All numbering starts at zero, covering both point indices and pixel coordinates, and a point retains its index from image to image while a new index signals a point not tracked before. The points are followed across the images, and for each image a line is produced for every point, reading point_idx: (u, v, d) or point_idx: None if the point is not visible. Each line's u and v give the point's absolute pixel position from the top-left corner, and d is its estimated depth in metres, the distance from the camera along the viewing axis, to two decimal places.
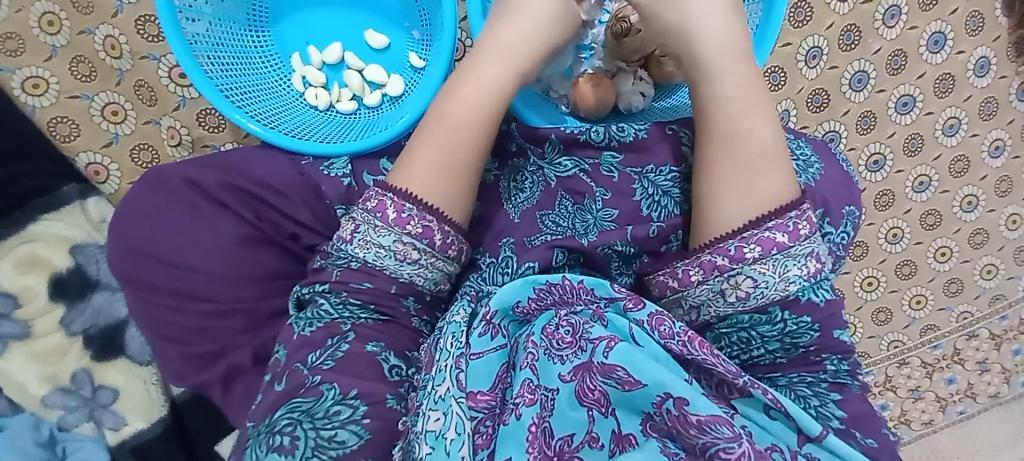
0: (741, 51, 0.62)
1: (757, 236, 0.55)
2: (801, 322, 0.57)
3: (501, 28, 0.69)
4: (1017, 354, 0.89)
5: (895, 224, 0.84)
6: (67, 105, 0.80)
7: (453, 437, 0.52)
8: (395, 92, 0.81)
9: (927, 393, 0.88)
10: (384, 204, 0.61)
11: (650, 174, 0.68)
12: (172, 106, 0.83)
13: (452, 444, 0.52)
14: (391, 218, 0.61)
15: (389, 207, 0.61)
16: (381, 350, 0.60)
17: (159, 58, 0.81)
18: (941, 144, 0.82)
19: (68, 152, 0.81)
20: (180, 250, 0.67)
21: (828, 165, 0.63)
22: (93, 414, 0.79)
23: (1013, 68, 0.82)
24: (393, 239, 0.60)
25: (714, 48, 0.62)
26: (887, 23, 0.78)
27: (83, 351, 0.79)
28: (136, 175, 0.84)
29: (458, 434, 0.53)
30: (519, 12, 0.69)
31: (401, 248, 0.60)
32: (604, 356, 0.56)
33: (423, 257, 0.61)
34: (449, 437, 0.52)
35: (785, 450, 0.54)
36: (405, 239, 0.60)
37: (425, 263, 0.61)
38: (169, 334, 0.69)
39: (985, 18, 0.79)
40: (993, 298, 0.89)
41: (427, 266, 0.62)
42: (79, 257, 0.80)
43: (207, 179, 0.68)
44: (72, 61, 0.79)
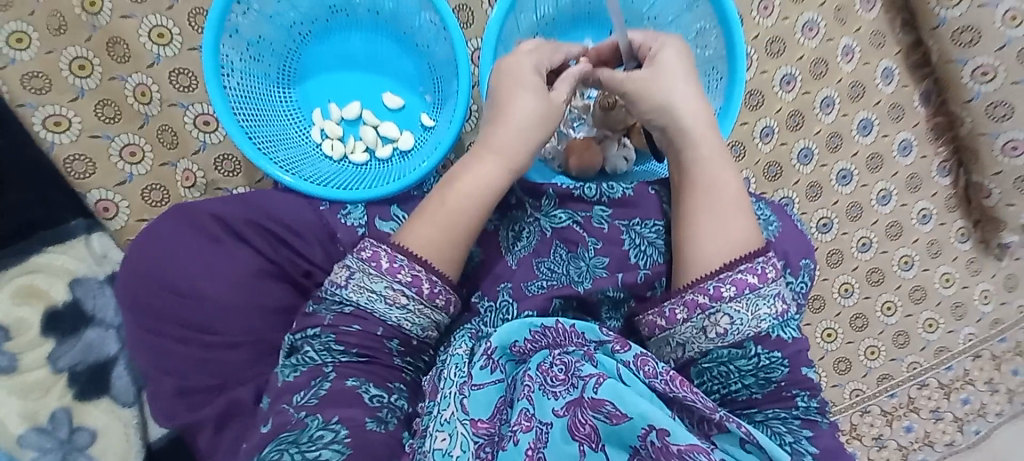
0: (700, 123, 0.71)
1: (731, 277, 0.63)
2: (773, 357, 0.62)
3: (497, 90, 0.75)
4: (966, 403, 0.96)
5: (846, 280, 0.93)
6: (86, 143, 0.84)
7: (458, 454, 0.57)
8: (406, 147, 0.88)
9: (890, 442, 0.94)
10: (378, 254, 0.65)
11: (637, 225, 0.75)
12: (192, 150, 0.87)
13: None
14: (384, 267, 0.65)
15: (384, 257, 0.65)
16: (359, 385, 0.63)
17: (187, 106, 0.86)
18: (877, 211, 0.93)
19: (79, 187, 0.84)
20: (195, 282, 0.69)
21: (784, 222, 0.71)
22: (67, 457, 0.78)
23: (933, 149, 0.93)
24: (385, 285, 0.64)
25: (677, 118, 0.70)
26: (824, 110, 0.91)
27: (65, 390, 0.79)
28: (145, 214, 0.86)
29: (463, 452, 0.58)
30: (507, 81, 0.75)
31: (391, 294, 0.64)
32: (593, 391, 0.60)
33: (412, 303, 0.65)
34: (455, 455, 0.57)
35: None
36: (395, 286, 0.65)
37: (413, 308, 0.65)
38: (169, 367, 0.69)
39: (905, 109, 0.92)
40: (938, 351, 0.97)
41: (414, 312, 0.65)
42: (77, 290, 0.82)
43: (229, 216, 0.73)
44: (98, 103, 0.84)
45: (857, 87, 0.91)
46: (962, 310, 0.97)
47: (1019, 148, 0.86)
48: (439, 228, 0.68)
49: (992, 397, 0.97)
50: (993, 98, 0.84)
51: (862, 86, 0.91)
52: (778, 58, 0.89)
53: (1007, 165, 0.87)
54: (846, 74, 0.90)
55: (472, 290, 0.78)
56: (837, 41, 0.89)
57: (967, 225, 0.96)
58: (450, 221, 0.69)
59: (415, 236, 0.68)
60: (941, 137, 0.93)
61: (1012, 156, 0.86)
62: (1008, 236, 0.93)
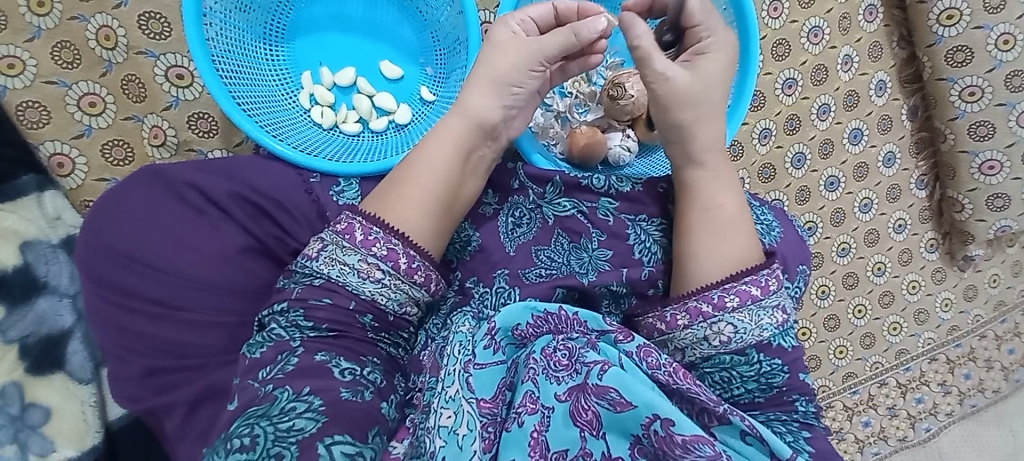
0: (711, 125, 0.70)
1: (736, 288, 0.65)
2: (774, 364, 0.66)
3: (501, 64, 0.68)
4: (920, 402, 1.04)
5: (823, 282, 0.97)
6: (41, 90, 0.75)
7: (465, 432, 0.57)
8: (403, 121, 0.83)
9: (848, 435, 1.01)
10: (353, 226, 0.61)
11: (642, 222, 0.75)
12: (161, 105, 0.79)
13: (465, 439, 0.57)
14: (358, 239, 0.61)
15: (357, 229, 0.61)
16: (330, 359, 0.60)
17: (157, 56, 0.78)
18: (858, 218, 0.97)
19: (32, 139, 0.76)
20: (169, 255, 0.64)
21: (786, 229, 0.74)
22: (18, 436, 0.71)
23: (914, 163, 0.98)
24: (359, 258, 0.60)
25: (689, 116, 0.70)
26: (820, 117, 0.92)
27: (15, 363, 0.72)
28: (104, 173, 0.78)
29: (469, 430, 0.57)
30: (517, 51, 0.68)
31: (365, 267, 0.60)
32: (598, 378, 0.58)
33: (388, 277, 0.61)
34: (461, 433, 0.57)
35: None
36: (370, 259, 0.60)
37: (389, 283, 0.61)
38: (137, 346, 0.64)
39: (893, 121, 0.95)
40: (899, 352, 1.04)
41: (390, 287, 0.61)
42: (28, 255, 0.75)
43: (211, 186, 0.67)
44: (56, 46, 0.75)
45: (852, 97, 0.92)
46: (924, 316, 1.04)
47: (994, 168, 0.92)
48: (430, 215, 0.64)
49: (944, 397, 1.05)
50: (976, 118, 0.89)
51: (857, 96, 0.93)
52: (782, 61, 0.89)
53: (981, 183, 0.93)
54: (843, 83, 0.92)
55: (466, 276, 0.74)
56: (839, 50, 0.90)
57: (937, 236, 1.02)
58: (450, 205, 0.66)
59: (401, 217, 0.63)
60: (922, 151, 0.97)
61: (987, 175, 0.92)
62: (972, 249, 1.00)
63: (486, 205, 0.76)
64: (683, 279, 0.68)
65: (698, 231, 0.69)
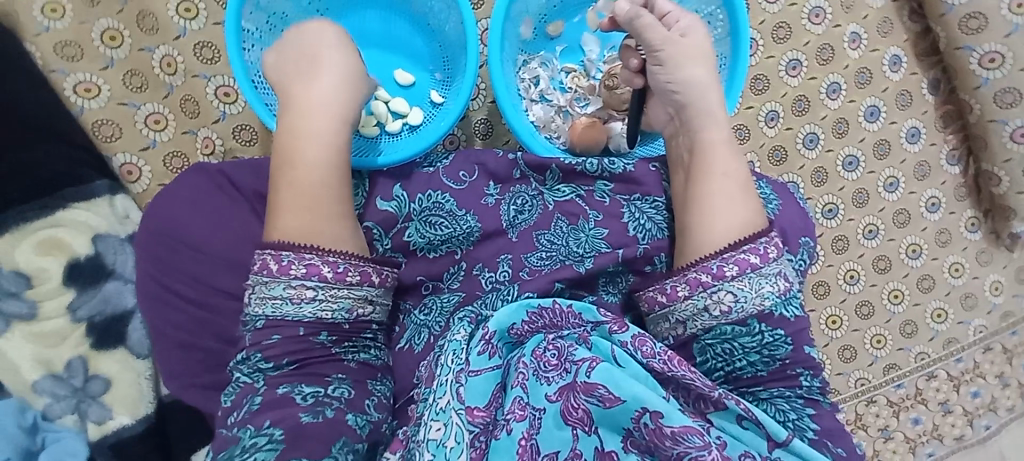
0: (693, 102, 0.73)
1: (735, 257, 0.65)
2: (776, 335, 0.64)
3: None
4: (976, 396, 0.95)
5: (851, 267, 0.92)
6: (114, 110, 0.89)
7: (453, 445, 0.59)
8: (415, 122, 0.91)
9: (896, 433, 0.93)
10: (266, 261, 0.63)
11: (637, 201, 0.77)
12: (212, 119, 0.92)
13: (452, 451, 0.59)
14: (275, 269, 0.63)
15: (272, 261, 0.63)
16: (292, 389, 0.63)
17: (209, 78, 0.91)
18: (885, 198, 0.92)
19: (107, 151, 0.89)
20: (210, 239, 0.76)
21: (787, 202, 0.73)
22: (79, 406, 0.82)
23: (942, 137, 0.93)
24: (284, 286, 0.63)
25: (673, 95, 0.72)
26: (830, 96, 0.90)
27: (82, 339, 0.83)
28: (164, 178, 0.91)
29: (457, 442, 0.60)
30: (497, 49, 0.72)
31: (294, 291, 0.63)
32: (586, 375, 0.61)
33: (319, 291, 0.63)
34: (449, 445, 0.59)
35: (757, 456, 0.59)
36: (295, 283, 0.63)
37: (323, 295, 0.64)
38: (180, 316, 0.75)
39: (914, 96, 0.91)
40: (948, 341, 0.95)
41: (326, 298, 0.64)
42: (99, 245, 0.86)
43: (245, 180, 0.78)
44: (127, 73, 0.89)
45: (864, 74, 0.90)
46: (972, 301, 0.95)
47: None
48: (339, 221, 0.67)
49: (1004, 391, 0.96)
50: (1001, 85, 0.84)
51: (870, 73, 0.90)
52: (784, 44, 0.89)
53: (1016, 152, 0.87)
54: (853, 61, 0.90)
55: (472, 264, 0.78)
56: (844, 28, 0.89)
57: (978, 214, 0.95)
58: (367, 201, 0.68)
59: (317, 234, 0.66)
60: (950, 125, 0.92)
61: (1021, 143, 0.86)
62: (1018, 226, 0.92)
63: (488, 196, 0.79)
64: (686, 250, 0.69)
65: (702, 202, 0.70)
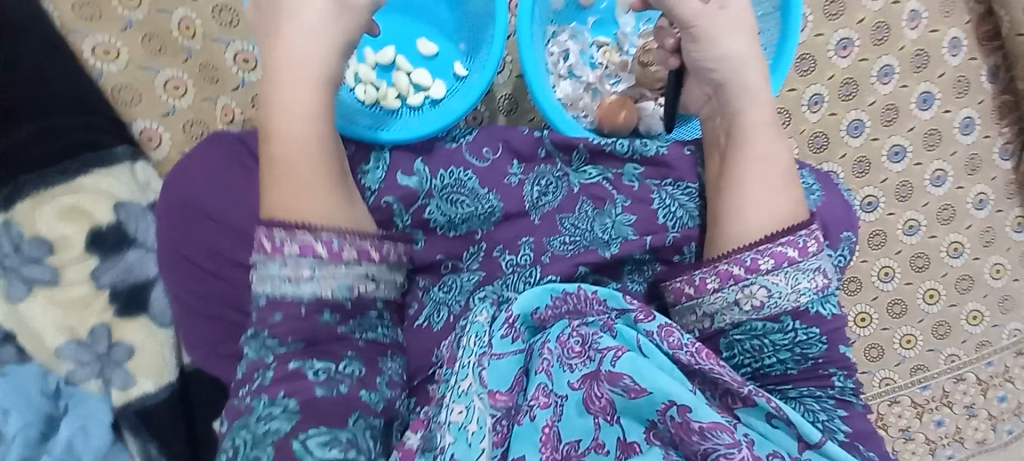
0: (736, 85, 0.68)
1: (771, 250, 0.62)
2: (811, 333, 0.63)
3: None
4: (1003, 401, 0.93)
5: (886, 263, 0.89)
6: (134, 74, 0.87)
7: (474, 429, 0.58)
8: (437, 96, 0.88)
9: (918, 434, 0.92)
10: (262, 239, 0.60)
11: (668, 187, 0.74)
12: (232, 86, 0.89)
13: (473, 436, 0.58)
14: (268, 247, 0.60)
15: (268, 239, 0.60)
16: (303, 363, 0.60)
17: (228, 43, 0.89)
18: (929, 193, 0.88)
19: (125, 116, 0.87)
20: (229, 211, 0.74)
21: (829, 193, 0.69)
22: (103, 372, 0.83)
23: (997, 129, 0.87)
24: (280, 265, 0.60)
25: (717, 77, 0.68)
26: (882, 80, 0.85)
27: (106, 306, 0.84)
28: (185, 146, 0.89)
29: (479, 427, 0.58)
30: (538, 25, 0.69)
31: (290, 269, 0.60)
32: (611, 364, 0.60)
33: (315, 270, 0.60)
34: (471, 430, 0.58)
35: (785, 455, 0.58)
36: (291, 261, 0.60)
37: (319, 275, 0.60)
38: (205, 288, 0.75)
39: (971, 83, 0.86)
40: (979, 344, 0.92)
41: (322, 277, 0.60)
42: (121, 214, 0.84)
43: None
44: (144, 36, 0.87)
45: (921, 56, 0.85)
46: (1010, 303, 0.92)
47: None
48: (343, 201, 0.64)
49: None
50: None
51: (927, 55, 0.85)
52: (836, 21, 0.84)
53: None
54: (910, 42, 0.84)
55: (493, 245, 0.76)
56: (903, 5, 0.84)
57: None
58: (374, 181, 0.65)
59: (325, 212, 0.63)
60: (1005, 117, 0.87)
61: None
62: None
63: (511, 176, 0.77)
64: (718, 241, 0.66)
65: (737, 189, 0.66)
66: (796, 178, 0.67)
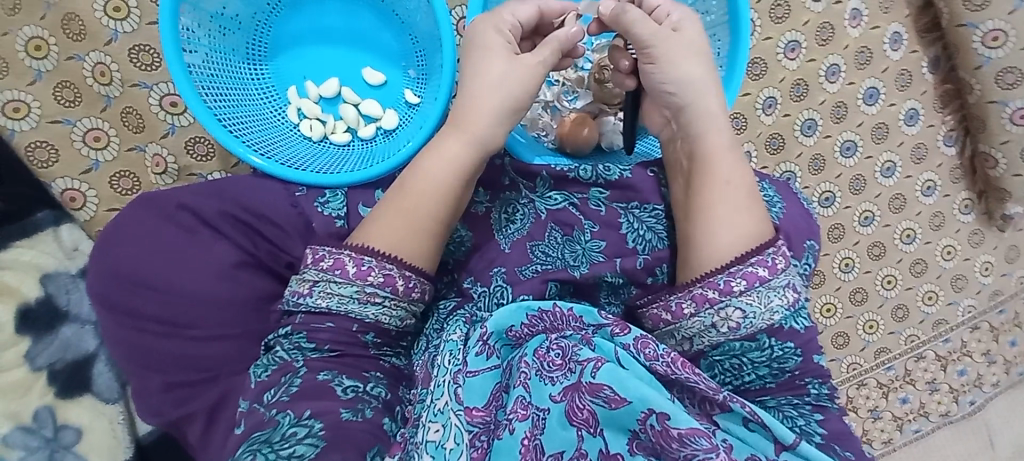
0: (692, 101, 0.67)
1: (742, 271, 0.61)
2: (786, 348, 0.62)
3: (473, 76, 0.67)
4: (962, 374, 0.97)
5: (846, 255, 0.91)
6: (47, 129, 0.79)
7: (451, 446, 0.56)
8: (390, 126, 0.83)
9: (885, 413, 0.95)
10: (341, 261, 0.62)
11: (635, 209, 0.72)
12: (160, 133, 0.82)
13: (451, 453, 0.55)
14: (352, 272, 0.61)
15: (348, 263, 0.62)
16: (332, 378, 0.61)
17: (151, 87, 0.81)
18: (880, 184, 0.90)
19: (45, 177, 0.79)
20: (170, 275, 0.67)
21: (790, 204, 0.69)
22: (53, 456, 0.75)
23: (940, 118, 0.90)
24: (356, 289, 0.61)
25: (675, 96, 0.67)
26: (830, 79, 0.86)
27: (46, 388, 0.76)
28: (114, 202, 0.82)
29: (456, 444, 0.56)
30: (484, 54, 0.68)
31: (364, 294, 0.62)
32: (592, 375, 0.56)
33: (387, 301, 0.62)
34: (448, 447, 0.55)
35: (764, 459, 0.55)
36: (369, 288, 0.62)
37: (389, 304, 0.63)
38: (153, 364, 0.66)
39: (913, 75, 0.88)
40: (937, 322, 0.96)
41: (390, 307, 0.63)
42: (49, 286, 0.78)
43: (203, 206, 0.70)
44: (57, 86, 0.79)
45: (864, 53, 0.86)
46: (963, 282, 0.96)
47: None
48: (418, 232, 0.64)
49: (990, 367, 0.98)
50: (1002, 65, 0.81)
51: (870, 52, 0.86)
52: (782, 24, 0.83)
53: (1015, 134, 0.85)
54: (853, 40, 0.85)
55: (464, 276, 0.73)
56: (845, 5, 0.84)
57: (971, 196, 0.94)
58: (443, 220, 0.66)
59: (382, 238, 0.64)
60: (948, 105, 0.89)
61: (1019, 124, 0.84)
62: (1011, 207, 0.92)
63: (475, 204, 0.74)
64: (690, 265, 0.65)
65: (705, 211, 0.65)
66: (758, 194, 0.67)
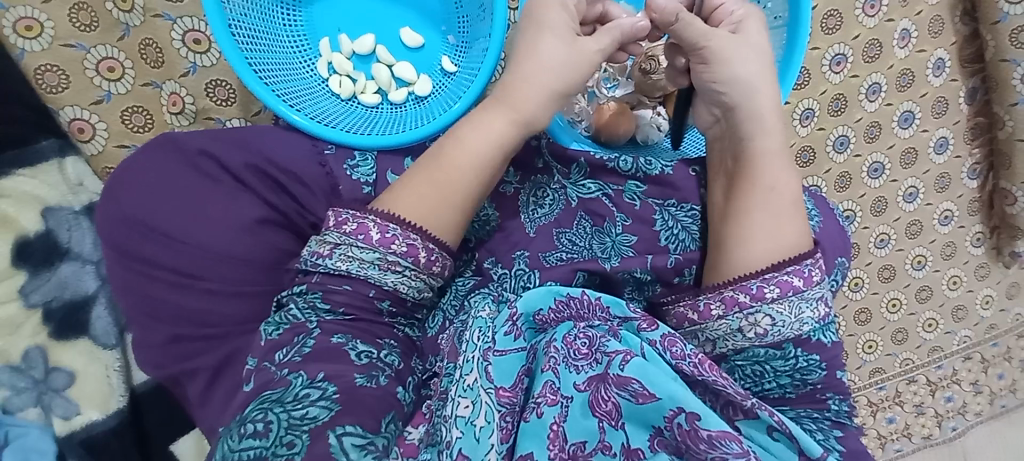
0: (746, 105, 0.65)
1: (777, 278, 0.61)
2: (811, 360, 0.62)
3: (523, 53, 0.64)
4: (948, 401, 1.01)
5: (857, 274, 0.93)
6: (57, 53, 0.73)
7: (483, 424, 0.55)
8: (422, 92, 0.80)
9: (870, 430, 0.99)
10: (365, 226, 0.59)
11: (671, 207, 0.71)
12: (179, 71, 0.78)
13: (482, 431, 0.54)
14: (375, 238, 0.58)
15: (373, 229, 0.59)
16: (346, 341, 0.58)
17: (174, 20, 0.76)
18: (901, 208, 0.91)
19: (51, 103, 0.74)
20: (186, 222, 0.64)
21: (827, 219, 0.70)
22: (41, 399, 0.73)
23: (968, 149, 0.91)
24: (377, 256, 0.58)
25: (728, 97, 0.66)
26: (869, 97, 0.86)
27: (39, 327, 0.73)
28: (125, 139, 0.77)
29: (487, 422, 0.55)
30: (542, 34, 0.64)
31: (385, 261, 0.58)
32: (620, 368, 0.57)
33: (408, 271, 0.59)
34: (479, 424, 0.55)
35: None
36: (391, 257, 0.59)
37: (410, 274, 0.60)
38: (161, 313, 0.64)
39: (949, 103, 0.88)
40: (932, 349, 0.99)
41: (411, 277, 0.60)
42: (49, 220, 0.74)
43: (227, 154, 0.66)
44: (72, 7, 0.73)
45: (906, 76, 0.86)
46: (962, 312, 0.99)
47: None
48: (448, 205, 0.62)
49: (975, 397, 1.02)
50: None
51: (912, 75, 0.86)
52: (832, 35, 0.82)
53: None
54: (898, 60, 0.85)
55: (484, 256, 0.72)
56: (896, 23, 0.83)
57: (984, 230, 0.96)
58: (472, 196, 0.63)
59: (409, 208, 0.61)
60: (977, 138, 0.91)
61: None
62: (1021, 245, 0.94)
63: (506, 184, 0.73)
64: (722, 267, 0.64)
65: (744, 214, 0.64)
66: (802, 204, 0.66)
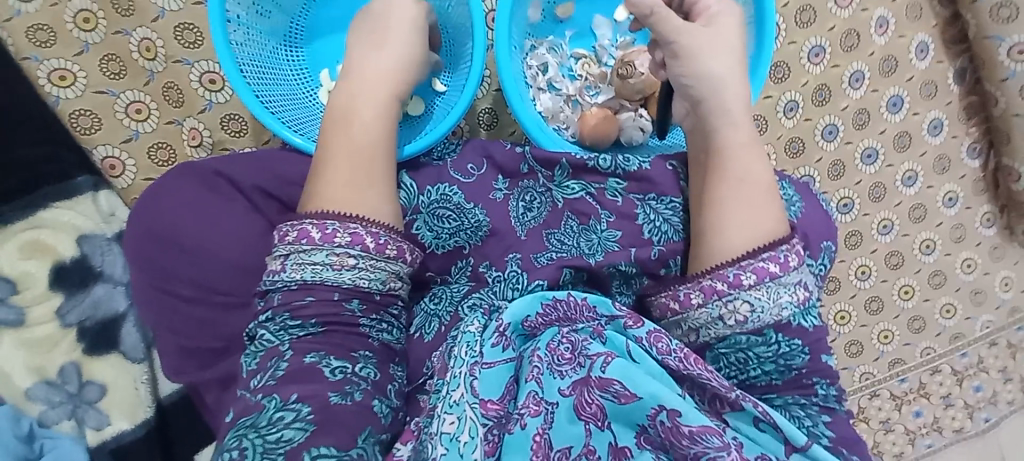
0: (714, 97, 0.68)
1: (753, 265, 0.61)
2: (793, 345, 0.62)
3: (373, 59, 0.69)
4: (977, 390, 0.96)
5: (863, 262, 0.91)
6: (92, 99, 0.83)
7: (466, 440, 0.56)
8: (415, 112, 0.86)
9: (897, 426, 0.94)
10: (306, 229, 0.60)
11: (652, 201, 0.74)
12: (198, 108, 0.86)
13: (466, 446, 0.56)
14: (318, 237, 0.60)
15: (313, 229, 0.60)
16: (319, 360, 0.58)
17: (193, 64, 0.85)
18: (901, 192, 0.90)
19: (86, 143, 0.84)
20: (205, 240, 0.70)
21: (808, 205, 0.70)
22: (75, 411, 0.79)
23: (964, 129, 0.90)
24: (326, 253, 0.60)
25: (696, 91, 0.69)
26: (853, 85, 0.86)
27: (75, 344, 0.80)
28: (151, 173, 0.86)
29: (471, 437, 0.56)
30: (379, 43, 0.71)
31: (336, 258, 0.60)
32: (601, 370, 0.58)
33: (361, 260, 0.60)
34: (463, 440, 0.56)
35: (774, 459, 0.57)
36: (338, 250, 0.60)
37: (364, 265, 0.60)
38: (179, 326, 0.70)
39: (938, 86, 0.88)
40: (954, 336, 0.96)
41: (367, 268, 0.60)
42: (85, 247, 0.82)
43: (241, 177, 0.73)
44: (103, 58, 0.83)
45: (890, 61, 0.86)
46: (981, 296, 0.95)
47: None
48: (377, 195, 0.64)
49: (1004, 384, 0.97)
50: None
51: (895, 60, 0.86)
52: (807, 28, 0.84)
53: None
54: (879, 47, 0.86)
55: (479, 261, 0.74)
56: (872, 12, 0.85)
57: (993, 210, 0.94)
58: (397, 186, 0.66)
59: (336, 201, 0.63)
60: (972, 117, 0.90)
61: None
62: None
63: (496, 191, 0.75)
64: (700, 257, 0.65)
65: (718, 205, 0.66)
66: (778, 193, 0.67)
